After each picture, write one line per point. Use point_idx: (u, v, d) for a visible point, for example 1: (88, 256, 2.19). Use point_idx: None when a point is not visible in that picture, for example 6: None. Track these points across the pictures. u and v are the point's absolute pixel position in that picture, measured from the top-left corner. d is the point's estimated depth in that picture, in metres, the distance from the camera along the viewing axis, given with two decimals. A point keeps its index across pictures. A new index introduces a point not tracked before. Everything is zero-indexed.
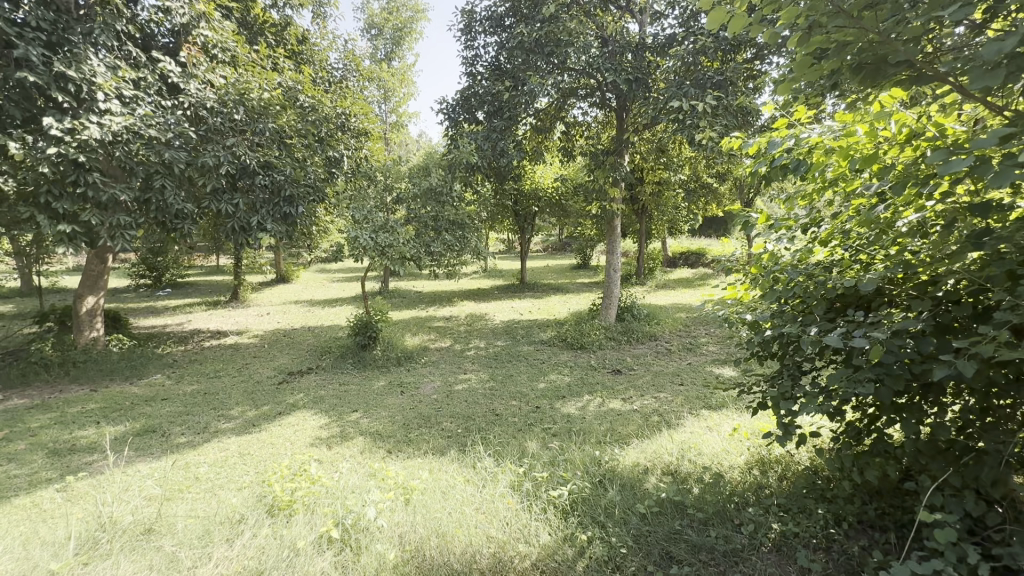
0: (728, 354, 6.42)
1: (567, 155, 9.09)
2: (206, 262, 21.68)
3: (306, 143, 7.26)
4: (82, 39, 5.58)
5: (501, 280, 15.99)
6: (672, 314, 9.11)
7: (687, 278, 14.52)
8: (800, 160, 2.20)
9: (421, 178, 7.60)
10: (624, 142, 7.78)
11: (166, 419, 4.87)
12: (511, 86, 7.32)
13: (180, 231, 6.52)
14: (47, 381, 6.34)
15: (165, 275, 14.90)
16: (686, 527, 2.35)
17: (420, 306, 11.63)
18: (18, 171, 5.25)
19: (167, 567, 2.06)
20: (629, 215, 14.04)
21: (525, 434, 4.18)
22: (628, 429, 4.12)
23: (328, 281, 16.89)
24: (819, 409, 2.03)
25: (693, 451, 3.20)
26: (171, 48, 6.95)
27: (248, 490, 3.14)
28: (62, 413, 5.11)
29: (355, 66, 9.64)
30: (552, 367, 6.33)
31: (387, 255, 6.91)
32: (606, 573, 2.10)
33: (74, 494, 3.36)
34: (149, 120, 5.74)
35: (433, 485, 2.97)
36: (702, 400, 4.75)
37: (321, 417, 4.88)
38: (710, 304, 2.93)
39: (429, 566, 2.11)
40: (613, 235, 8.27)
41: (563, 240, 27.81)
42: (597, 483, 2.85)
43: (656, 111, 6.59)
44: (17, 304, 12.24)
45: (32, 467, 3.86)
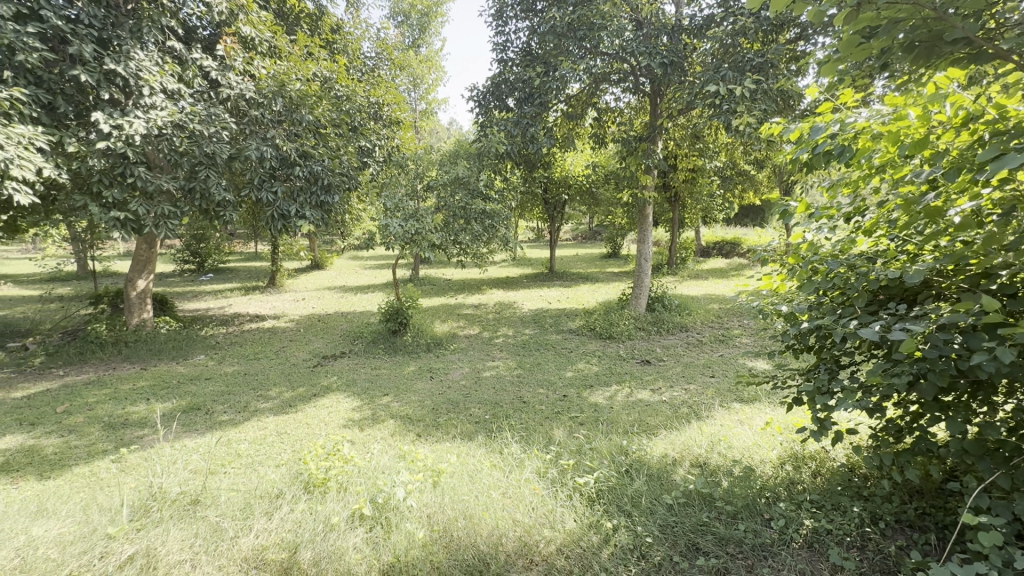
0: (762, 347, 6.26)
1: (598, 142, 8.95)
2: (245, 248, 22.54)
3: (340, 132, 7.39)
4: (129, 35, 5.83)
5: (530, 268, 16.03)
6: (704, 305, 8.92)
7: (720, 268, 14.15)
8: (845, 146, 2.09)
9: (452, 166, 7.63)
10: (657, 128, 7.59)
11: (210, 397, 5.13)
12: (542, 72, 7.25)
13: (221, 218, 6.77)
14: (101, 358, 6.76)
15: (208, 261, 15.56)
16: (714, 519, 2.32)
17: (449, 294, 11.77)
18: (72, 162, 5.55)
19: (213, 536, 2.18)
20: (662, 203, 13.75)
21: (551, 422, 4.21)
22: (656, 420, 4.09)
23: (361, 267, 17.31)
24: (857, 405, 1.96)
25: (723, 444, 3.15)
26: (211, 40, 7.13)
27: (286, 466, 3.29)
28: (115, 389, 5.44)
29: (388, 54, 9.67)
30: (580, 356, 6.32)
31: (417, 244, 6.98)
32: (632, 560, 2.10)
33: (127, 465, 3.59)
34: (192, 114, 6.03)
35: (460, 468, 3.03)
36: (734, 393, 4.65)
37: (354, 399, 5.03)
38: (743, 295, 2.82)
39: (456, 547, 2.16)
40: (645, 224, 8.12)
41: (593, 228, 27.63)
42: (623, 471, 2.85)
43: (691, 95, 6.40)
44: (74, 286, 13.07)
45: (90, 439, 4.14)
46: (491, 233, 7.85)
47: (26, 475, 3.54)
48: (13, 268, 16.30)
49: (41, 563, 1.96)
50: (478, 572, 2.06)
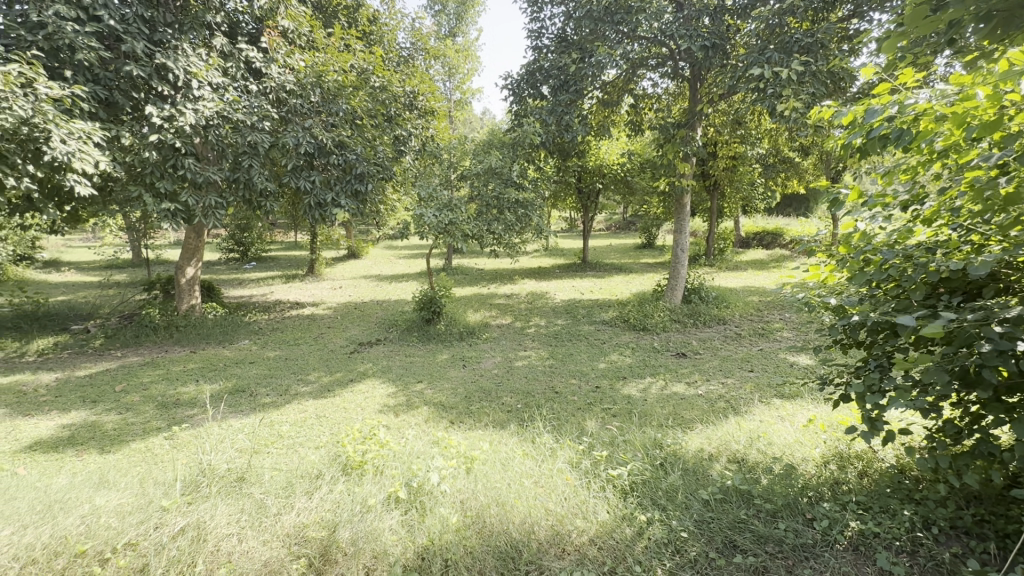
0: (805, 341, 6.02)
1: (634, 130, 8.74)
2: (285, 237, 23.34)
3: (376, 123, 7.49)
4: (178, 31, 6.08)
5: (563, 258, 15.94)
6: (744, 298, 8.65)
7: (761, 260, 13.67)
8: (903, 129, 1.96)
9: (485, 156, 7.61)
10: (697, 114, 7.33)
11: (254, 380, 5.36)
12: (578, 58, 7.13)
13: (263, 207, 7.01)
14: (155, 342, 7.16)
15: (251, 250, 16.18)
16: (752, 517, 2.26)
17: (482, 283, 11.84)
18: (127, 155, 5.85)
19: (258, 512, 2.29)
20: (700, 192, 13.35)
21: (584, 413, 4.19)
22: (692, 415, 4.01)
23: (395, 256, 17.61)
24: (912, 406, 1.84)
25: (763, 440, 3.05)
26: (254, 34, 7.33)
27: (325, 448, 3.41)
28: (168, 370, 5.76)
29: (423, 44, 9.70)
30: (613, 348, 6.24)
31: (451, 234, 7.03)
32: (666, 555, 2.07)
33: (179, 442, 3.80)
34: (237, 105, 6.24)
35: (493, 455, 3.06)
36: (775, 389, 4.50)
37: (389, 385, 5.16)
38: (787, 287, 2.71)
39: (489, 533, 2.18)
40: (682, 213, 7.91)
41: (627, 219, 27.17)
42: (658, 465, 2.81)
43: (733, 79, 6.16)
44: (131, 273, 13.86)
45: (145, 417, 4.40)
46: (524, 223, 7.81)
47: (89, 448, 3.80)
48: (76, 256, 17.41)
49: (104, 530, 2.10)
50: (511, 558, 2.08)
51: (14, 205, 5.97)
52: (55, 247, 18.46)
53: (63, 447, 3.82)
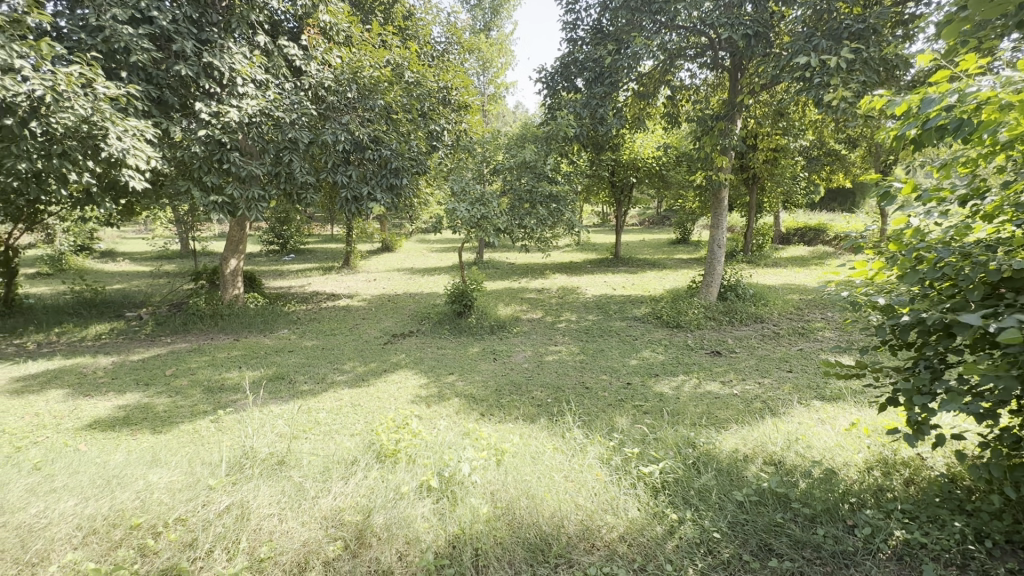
0: (848, 342, 5.78)
1: (671, 122, 8.54)
2: (322, 230, 24.00)
3: (410, 118, 7.59)
4: (223, 30, 6.33)
5: (594, 253, 15.78)
6: (783, 296, 8.36)
7: (801, 256, 13.17)
8: (963, 119, 1.84)
9: (519, 150, 7.58)
10: (737, 105, 7.10)
11: (293, 368, 5.57)
12: (614, 50, 7.01)
13: (302, 201, 7.23)
14: (201, 329, 7.51)
15: (290, 242, 16.72)
16: (789, 521, 2.20)
17: (513, 278, 11.85)
18: (176, 151, 6.14)
19: (297, 494, 2.38)
20: (738, 186, 12.94)
21: (615, 409, 4.16)
22: (726, 414, 3.92)
23: (427, 250, 17.83)
24: (966, 410, 1.75)
25: (802, 442, 2.95)
26: (294, 32, 7.52)
27: (360, 436, 3.51)
28: (213, 357, 6.03)
29: (457, 39, 9.72)
30: (645, 344, 6.16)
31: (483, 228, 7.07)
32: (698, 555, 2.04)
33: (224, 425, 3.99)
34: (278, 102, 6.45)
35: (523, 449, 3.08)
36: (815, 390, 4.35)
37: (421, 376, 5.25)
38: (831, 285, 2.60)
39: (519, 525, 2.20)
40: (719, 208, 7.69)
41: (661, 213, 26.66)
42: (691, 464, 2.77)
43: (776, 69, 5.93)
44: (179, 263, 14.57)
45: (193, 400, 4.64)
46: (556, 218, 7.73)
47: (143, 428, 4.04)
48: (130, 246, 18.42)
49: (156, 505, 2.23)
50: (541, 550, 2.10)
51: (76, 199, 6.37)
52: (111, 239, 19.58)
53: (120, 426, 4.07)
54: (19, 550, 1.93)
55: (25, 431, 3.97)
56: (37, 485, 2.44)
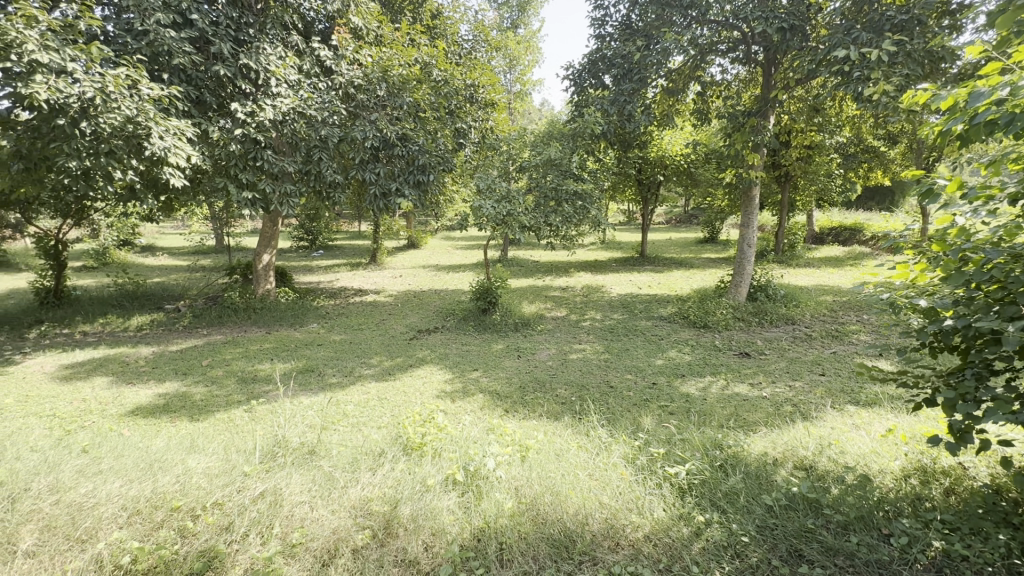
0: (885, 346, 5.57)
1: (700, 119, 8.37)
2: (350, 227, 24.45)
3: (438, 116, 7.65)
4: (259, 32, 6.51)
5: (619, 252, 15.63)
6: (816, 297, 8.11)
7: (836, 257, 12.75)
8: (1015, 113, 1.74)
9: (545, 147, 7.55)
10: (770, 101, 6.91)
11: (322, 361, 5.71)
12: (643, 46, 6.93)
13: (332, 198, 7.38)
14: (235, 322, 7.77)
15: (320, 239, 17.10)
16: (820, 527, 2.15)
17: (537, 275, 11.84)
18: (214, 149, 6.36)
19: (327, 483, 2.45)
20: (770, 184, 12.61)
21: (639, 409, 4.12)
22: (755, 417, 3.84)
23: (452, 247, 17.98)
24: (1012, 419, 1.68)
25: (835, 448, 2.86)
26: (326, 32, 7.68)
27: (386, 429, 3.58)
28: (246, 349, 6.24)
29: (484, 37, 9.74)
30: (671, 344, 6.08)
31: (509, 225, 7.09)
32: (725, 558, 2.01)
33: (257, 414, 4.13)
34: (310, 100, 6.61)
35: (548, 445, 3.09)
36: (849, 395, 4.22)
37: (446, 371, 5.32)
38: (870, 286, 2.51)
39: (543, 520, 2.21)
40: (750, 206, 7.52)
41: (688, 212, 26.21)
42: (718, 466, 2.73)
43: (812, 63, 5.75)
44: (215, 258, 15.08)
45: (228, 390, 4.81)
46: (581, 216, 7.59)
47: (181, 416, 4.21)
48: (169, 241, 19.18)
49: (195, 489, 2.33)
50: (565, 547, 2.10)
51: (120, 196, 6.66)
52: (151, 235, 20.42)
53: (160, 413, 4.26)
54: (71, 528, 2.06)
55: (74, 415, 4.19)
56: (86, 467, 2.57)
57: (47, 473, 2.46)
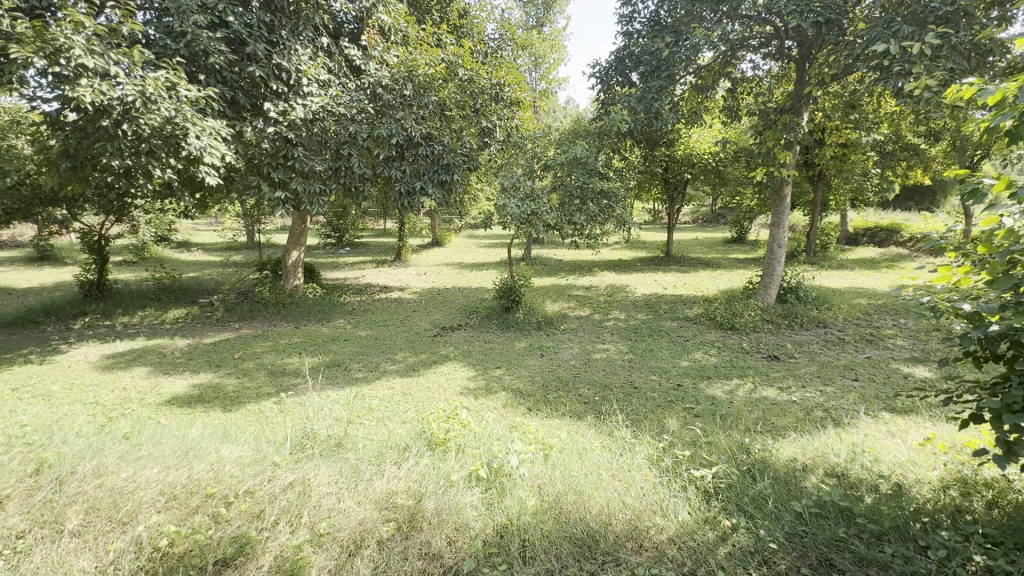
0: (923, 351, 5.37)
1: (730, 116, 8.19)
2: (376, 224, 24.82)
3: (464, 114, 7.69)
4: (291, 33, 6.67)
5: (644, 251, 15.44)
6: (850, 300, 7.85)
7: (871, 258, 12.31)
8: None
9: (570, 145, 7.51)
10: (803, 97, 6.71)
11: (348, 356, 5.82)
12: (672, 42, 6.82)
13: (359, 195, 7.51)
14: (265, 316, 7.99)
15: (346, 236, 17.40)
16: (852, 537, 2.08)
17: (560, 274, 11.80)
18: (247, 148, 6.55)
19: (353, 476, 2.51)
20: (802, 183, 12.25)
21: (664, 410, 4.07)
22: (784, 422, 3.76)
23: (475, 245, 18.09)
24: None
25: (869, 455, 2.77)
26: (354, 33, 7.81)
27: (411, 424, 3.63)
28: (276, 343, 6.41)
29: (511, 35, 9.74)
30: (697, 346, 5.98)
31: (533, 224, 7.08)
32: (752, 564, 1.97)
33: (286, 407, 4.24)
34: (339, 99, 6.75)
35: (571, 445, 3.08)
36: (884, 402, 4.07)
37: (469, 369, 5.35)
38: (909, 290, 2.41)
39: (565, 519, 2.20)
40: (781, 206, 7.33)
41: (715, 211, 25.70)
42: (746, 471, 2.67)
43: (850, 58, 5.57)
44: (246, 254, 15.53)
45: (258, 382, 4.96)
46: (606, 214, 7.52)
47: (214, 406, 4.36)
48: (203, 238, 19.86)
49: (228, 477, 2.41)
50: (588, 546, 2.09)
51: (160, 194, 6.93)
52: (187, 231, 21.19)
53: (195, 403, 4.42)
54: (113, 511, 2.16)
55: (115, 403, 4.39)
56: (127, 452, 2.69)
57: (92, 457, 2.57)
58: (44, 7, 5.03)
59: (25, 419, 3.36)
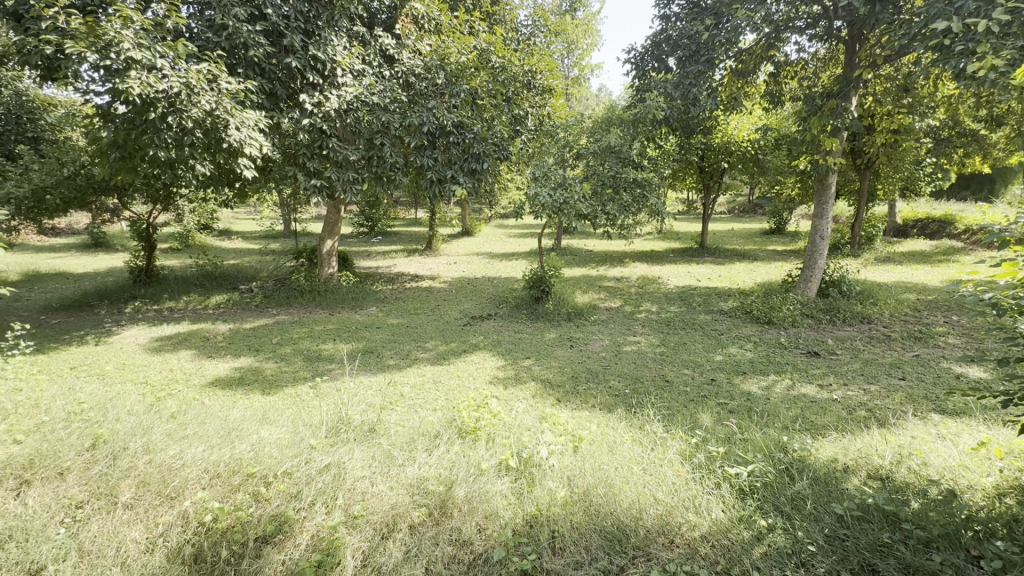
0: (977, 351, 5.08)
1: (772, 102, 7.86)
2: (407, 214, 25.17)
3: (495, 103, 7.68)
4: (327, 23, 6.75)
5: (677, 242, 15.11)
6: (897, 295, 7.47)
7: (922, 251, 11.66)
8: None
9: (604, 134, 7.36)
10: (852, 81, 6.35)
11: (380, 343, 5.94)
12: (712, 25, 6.59)
13: (392, 184, 7.60)
14: (302, 303, 8.23)
15: (379, 225, 17.70)
16: (897, 542, 1.99)
17: (591, 265, 11.67)
18: (284, 138, 6.71)
19: (386, 461, 2.56)
20: (847, 172, 11.68)
21: (697, 405, 4.00)
22: (824, 420, 3.63)
23: (505, 235, 18.09)
24: None
25: (916, 459, 2.64)
26: (388, 23, 7.86)
27: (441, 412, 3.69)
28: (311, 329, 6.59)
29: (544, 22, 9.61)
30: (732, 340, 5.82)
31: (564, 213, 7.01)
32: (789, 566, 1.91)
33: (321, 391, 4.39)
34: (373, 89, 6.83)
35: (601, 437, 3.06)
36: (934, 403, 3.88)
37: (499, 358, 5.38)
38: (969, 285, 2.24)
39: (595, 512, 2.19)
40: (825, 195, 7.00)
41: (753, 202, 24.95)
42: (783, 470, 2.60)
43: (905, 38, 5.24)
44: (283, 242, 16.00)
45: (295, 367, 5.13)
46: (640, 204, 7.39)
47: (255, 388, 4.55)
48: (243, 226, 20.60)
49: (268, 458, 2.51)
50: (618, 540, 2.08)
51: (201, 183, 7.18)
52: (228, 220, 22.03)
53: (236, 385, 4.62)
54: (162, 485, 2.29)
55: (163, 383, 4.62)
56: (175, 431, 2.83)
57: (142, 435, 2.71)
58: (96, 4, 5.24)
59: (83, 396, 3.59)
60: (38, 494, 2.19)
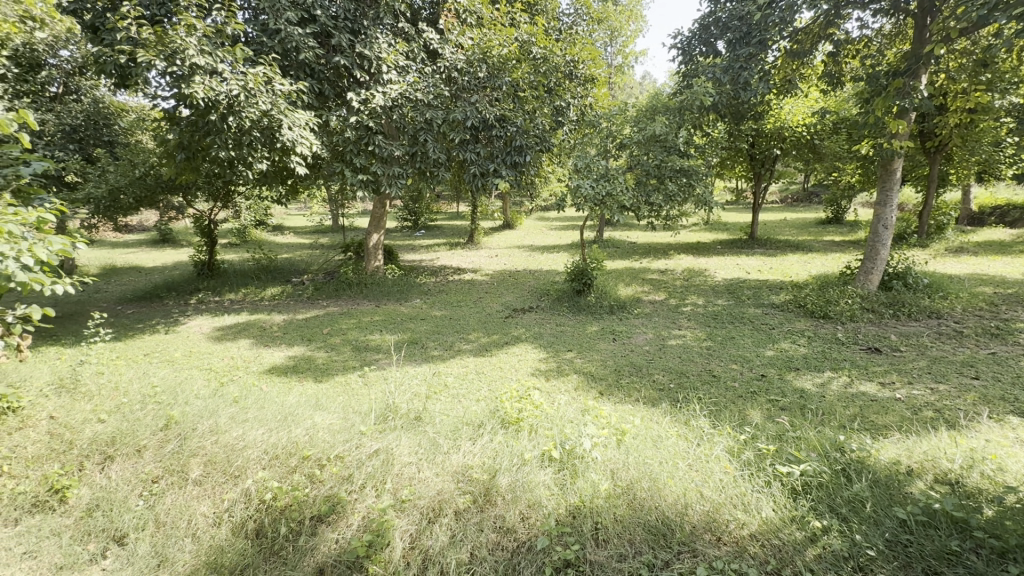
0: None
1: (831, 83, 7.41)
2: (450, 208, 25.48)
3: (537, 95, 7.63)
4: (373, 22, 6.92)
5: (725, 233, 14.58)
6: (971, 288, 6.92)
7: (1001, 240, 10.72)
8: None
9: (648, 122, 7.15)
10: (922, 57, 5.89)
11: (424, 334, 6.09)
12: (765, 4, 6.21)
13: (435, 178, 7.72)
14: (349, 295, 8.53)
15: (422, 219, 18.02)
16: (967, 551, 1.86)
17: (635, 257, 11.46)
18: (333, 136, 6.95)
19: (432, 448, 2.63)
20: (915, 156, 10.86)
21: (746, 401, 3.88)
22: (885, 420, 3.44)
23: (546, 228, 18.02)
24: None
25: (992, 464, 2.45)
26: (431, 18, 7.98)
27: (484, 403, 3.74)
28: (359, 320, 6.83)
29: (586, 10, 9.44)
30: (784, 334, 5.59)
31: (607, 205, 6.90)
32: (846, 569, 1.84)
33: (370, 379, 4.57)
34: (416, 85, 6.95)
35: (645, 432, 3.02)
36: (1012, 404, 3.58)
37: (541, 351, 5.39)
38: None
39: (639, 506, 2.17)
40: (889, 181, 6.56)
41: (809, 191, 23.72)
42: (840, 470, 2.48)
43: (985, 7, 4.76)
44: (331, 237, 16.60)
45: (344, 356, 5.34)
46: (686, 194, 7.19)
47: (307, 375, 4.79)
48: (295, 222, 21.51)
49: (321, 442, 2.63)
50: (662, 535, 2.05)
51: (257, 181, 7.55)
52: (281, 216, 23.07)
53: (291, 372, 4.87)
54: (226, 465, 2.45)
55: (225, 369, 4.94)
56: (237, 414, 3.02)
57: (208, 417, 2.91)
58: (162, 14, 5.59)
59: (156, 380, 3.89)
60: (120, 469, 2.41)
